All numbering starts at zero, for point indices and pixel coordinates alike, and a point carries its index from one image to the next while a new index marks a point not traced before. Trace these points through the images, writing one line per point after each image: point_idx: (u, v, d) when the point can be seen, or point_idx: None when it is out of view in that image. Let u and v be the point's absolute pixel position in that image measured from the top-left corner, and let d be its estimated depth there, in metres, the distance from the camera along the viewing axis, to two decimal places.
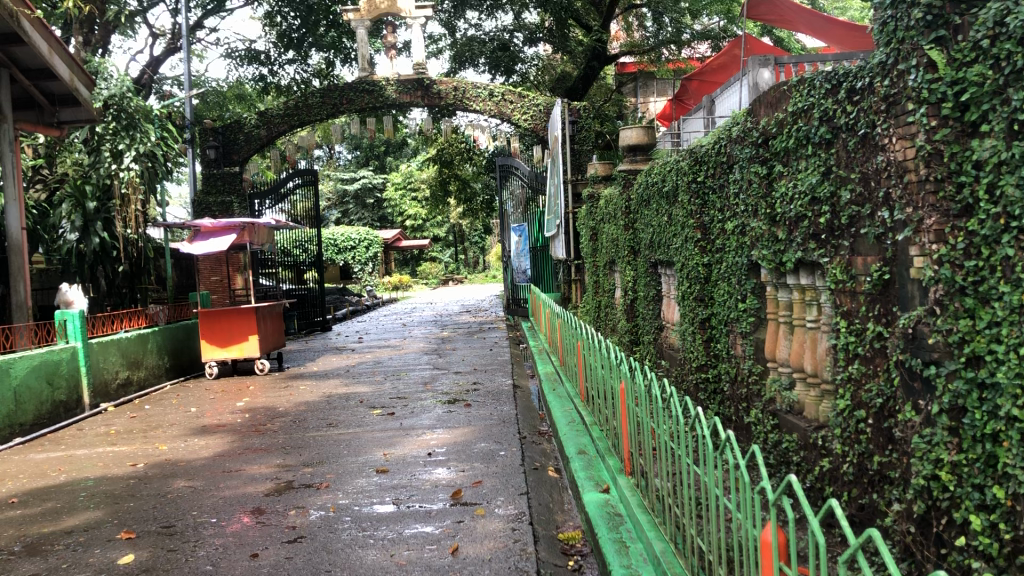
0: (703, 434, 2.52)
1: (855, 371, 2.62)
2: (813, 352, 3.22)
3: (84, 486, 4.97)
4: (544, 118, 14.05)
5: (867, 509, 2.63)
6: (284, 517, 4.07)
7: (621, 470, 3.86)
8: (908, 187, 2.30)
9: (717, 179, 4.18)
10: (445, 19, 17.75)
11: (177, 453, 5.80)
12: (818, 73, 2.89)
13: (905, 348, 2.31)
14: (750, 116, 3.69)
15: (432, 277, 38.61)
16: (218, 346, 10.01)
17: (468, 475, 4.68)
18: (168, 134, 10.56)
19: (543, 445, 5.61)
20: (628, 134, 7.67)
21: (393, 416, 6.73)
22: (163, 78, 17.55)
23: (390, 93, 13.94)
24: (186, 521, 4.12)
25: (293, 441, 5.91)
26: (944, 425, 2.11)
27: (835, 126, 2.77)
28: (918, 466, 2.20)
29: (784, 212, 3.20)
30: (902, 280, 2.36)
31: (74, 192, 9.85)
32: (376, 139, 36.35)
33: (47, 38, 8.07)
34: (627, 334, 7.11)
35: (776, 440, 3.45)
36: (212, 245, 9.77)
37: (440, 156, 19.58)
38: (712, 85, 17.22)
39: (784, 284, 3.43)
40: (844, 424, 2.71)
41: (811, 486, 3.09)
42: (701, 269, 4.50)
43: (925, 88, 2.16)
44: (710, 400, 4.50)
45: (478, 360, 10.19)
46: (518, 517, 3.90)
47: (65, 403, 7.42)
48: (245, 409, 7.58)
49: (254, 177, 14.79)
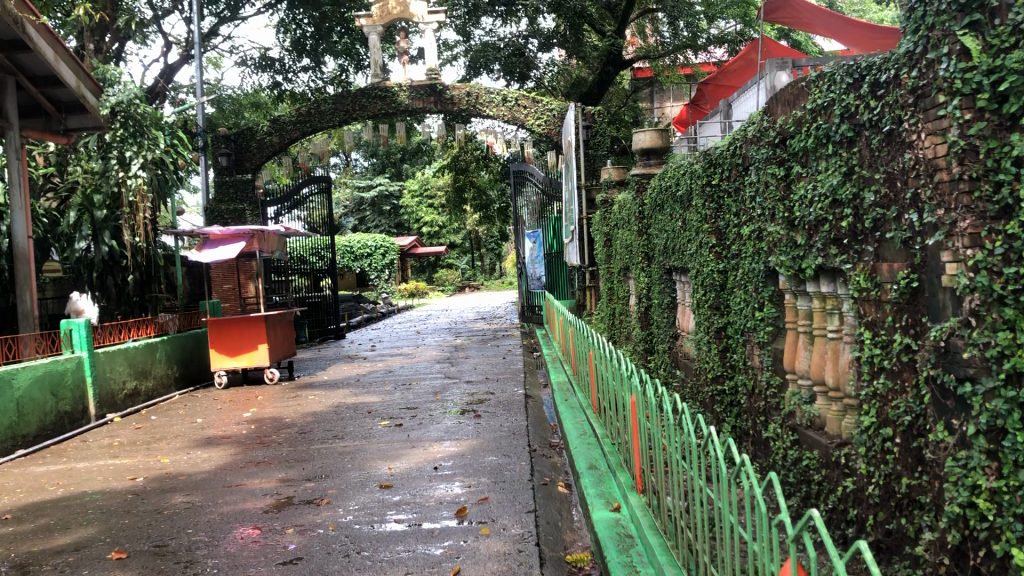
0: (716, 453, 2.33)
1: (880, 386, 2.44)
2: (835, 364, 3.03)
3: (82, 503, 4.83)
4: (558, 123, 13.75)
5: (894, 535, 2.44)
6: (282, 536, 3.92)
7: (633, 487, 3.66)
8: (939, 187, 2.10)
9: (732, 182, 4.00)
10: (460, 25, 17.61)
11: (178, 466, 5.65)
12: (838, 67, 2.72)
13: (937, 363, 2.11)
14: (766, 115, 3.51)
15: (449, 284, 38.42)
16: (227, 355, 9.85)
17: (474, 491, 4.52)
18: (180, 141, 10.47)
19: (553, 458, 5.44)
20: (641, 138, 7.48)
21: (400, 427, 6.55)
22: (178, 86, 17.52)
23: (402, 99, 13.79)
24: (181, 540, 3.97)
25: (296, 454, 5.76)
26: (982, 448, 1.93)
27: (857, 123, 2.60)
28: (953, 493, 2.01)
29: (802, 216, 3.02)
30: (933, 288, 2.17)
31: (83, 201, 9.75)
32: (392, 146, 36.22)
33: (54, 45, 7.94)
34: (642, 343, 6.91)
35: (797, 458, 3.26)
36: (222, 252, 9.65)
37: (455, 163, 19.41)
38: (728, 89, 17.02)
39: (803, 292, 3.25)
40: (868, 443, 2.53)
41: (833, 507, 2.90)
42: (716, 276, 4.32)
43: (958, 77, 1.98)
44: (725, 413, 4.32)
45: (490, 368, 10.02)
46: (524, 538, 3.73)
47: (70, 414, 7.30)
48: (252, 420, 7.42)
49: (267, 184, 14.68)
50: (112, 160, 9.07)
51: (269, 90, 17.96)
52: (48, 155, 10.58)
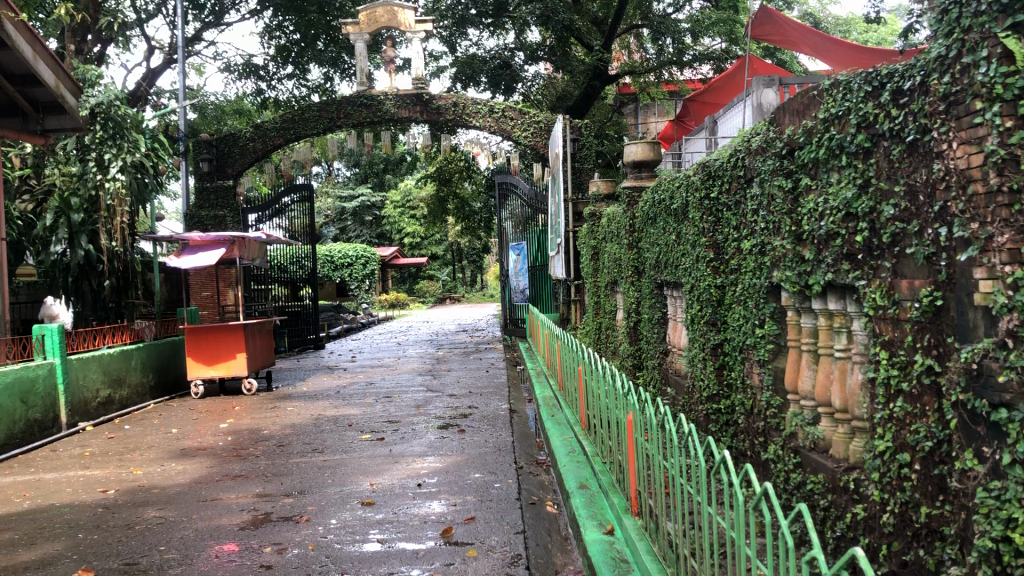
0: (728, 478, 2.17)
1: (898, 409, 2.31)
2: (842, 385, 2.91)
3: (49, 516, 4.63)
4: (545, 135, 13.60)
5: (911, 567, 2.31)
6: (259, 555, 3.75)
7: (627, 510, 3.52)
8: (973, 199, 1.99)
9: (732, 195, 3.89)
10: (446, 36, 17.48)
11: (151, 478, 5.45)
12: (854, 75, 2.60)
13: (967, 387, 1.99)
14: (773, 125, 3.39)
15: (430, 296, 38.26)
16: (204, 364, 9.61)
17: (460, 509, 4.36)
18: (160, 145, 10.33)
19: (541, 476, 5.28)
20: (633, 150, 7.36)
21: (382, 441, 6.38)
22: (161, 90, 17.30)
23: (388, 107, 13.62)
24: (152, 557, 3.79)
25: (274, 467, 5.59)
26: (1017, 479, 1.82)
27: (875, 132, 2.48)
28: (984, 527, 1.89)
29: (812, 230, 2.90)
30: (962, 306, 2.05)
31: (59, 203, 9.48)
32: (375, 156, 36.01)
33: (32, 42, 7.63)
34: (630, 358, 6.78)
35: (799, 480, 3.14)
36: (202, 258, 9.46)
37: (439, 174, 19.32)
38: (713, 106, 17.02)
39: (808, 309, 3.13)
40: (883, 468, 2.40)
41: (841, 535, 2.77)
42: (714, 291, 4.19)
43: (1000, 82, 1.88)
44: (721, 432, 4.19)
45: (474, 382, 9.86)
46: (513, 561, 3.57)
47: (40, 422, 7.07)
48: (228, 431, 7.22)
49: (248, 191, 14.50)
50: (90, 164, 8.94)
51: (252, 96, 17.82)
52: (25, 156, 10.35)
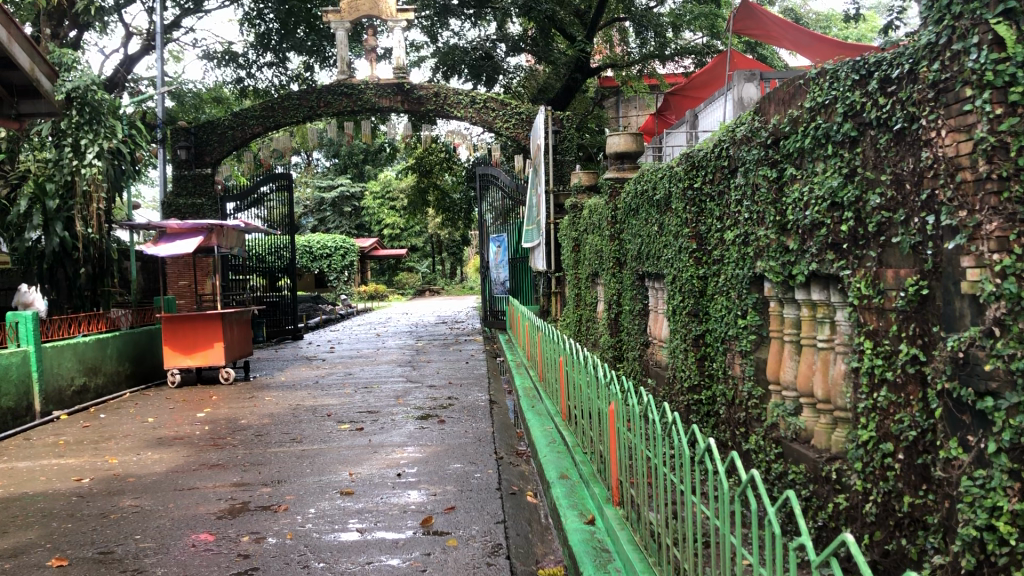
0: (712, 466, 2.15)
1: (882, 399, 2.30)
2: (824, 376, 2.90)
3: (23, 504, 4.56)
4: (527, 126, 13.54)
5: (893, 556, 2.31)
6: (236, 544, 3.71)
7: (609, 499, 3.50)
8: (961, 187, 1.99)
9: (716, 185, 3.87)
10: (427, 26, 17.37)
11: (127, 467, 5.38)
12: (843, 63, 2.58)
13: (953, 376, 1.99)
14: (758, 115, 3.37)
15: (409, 288, 38.10)
16: (181, 354, 9.51)
17: (440, 499, 4.33)
18: (139, 132, 10.18)
19: (521, 466, 5.25)
20: (616, 141, 7.34)
21: (360, 432, 6.33)
22: (138, 78, 17.10)
23: (369, 96, 13.52)
24: (128, 546, 3.74)
25: (252, 457, 5.53)
26: (1003, 467, 1.82)
27: (862, 122, 2.46)
28: (968, 515, 1.90)
29: (796, 220, 2.89)
30: (948, 295, 2.05)
31: (34, 190, 9.03)
32: (355, 146, 35.77)
33: (6, 24, 7.44)
34: (610, 350, 6.76)
35: (781, 471, 3.14)
36: (179, 246, 9.34)
37: (419, 165, 19.25)
38: (696, 99, 17.04)
39: (791, 300, 3.12)
40: (866, 458, 2.39)
41: (822, 525, 2.77)
42: (696, 282, 4.17)
43: (990, 69, 1.89)
44: (701, 422, 4.19)
45: (453, 373, 9.83)
46: (493, 551, 3.55)
47: (13, 411, 6.97)
48: (205, 421, 7.14)
49: (226, 179, 14.37)
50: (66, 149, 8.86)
51: (231, 84, 17.65)
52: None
